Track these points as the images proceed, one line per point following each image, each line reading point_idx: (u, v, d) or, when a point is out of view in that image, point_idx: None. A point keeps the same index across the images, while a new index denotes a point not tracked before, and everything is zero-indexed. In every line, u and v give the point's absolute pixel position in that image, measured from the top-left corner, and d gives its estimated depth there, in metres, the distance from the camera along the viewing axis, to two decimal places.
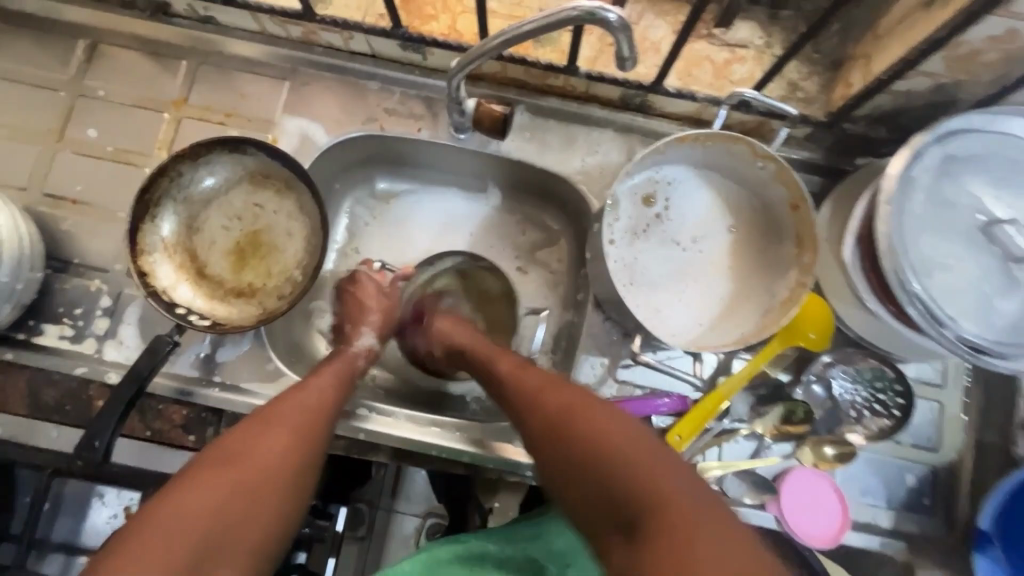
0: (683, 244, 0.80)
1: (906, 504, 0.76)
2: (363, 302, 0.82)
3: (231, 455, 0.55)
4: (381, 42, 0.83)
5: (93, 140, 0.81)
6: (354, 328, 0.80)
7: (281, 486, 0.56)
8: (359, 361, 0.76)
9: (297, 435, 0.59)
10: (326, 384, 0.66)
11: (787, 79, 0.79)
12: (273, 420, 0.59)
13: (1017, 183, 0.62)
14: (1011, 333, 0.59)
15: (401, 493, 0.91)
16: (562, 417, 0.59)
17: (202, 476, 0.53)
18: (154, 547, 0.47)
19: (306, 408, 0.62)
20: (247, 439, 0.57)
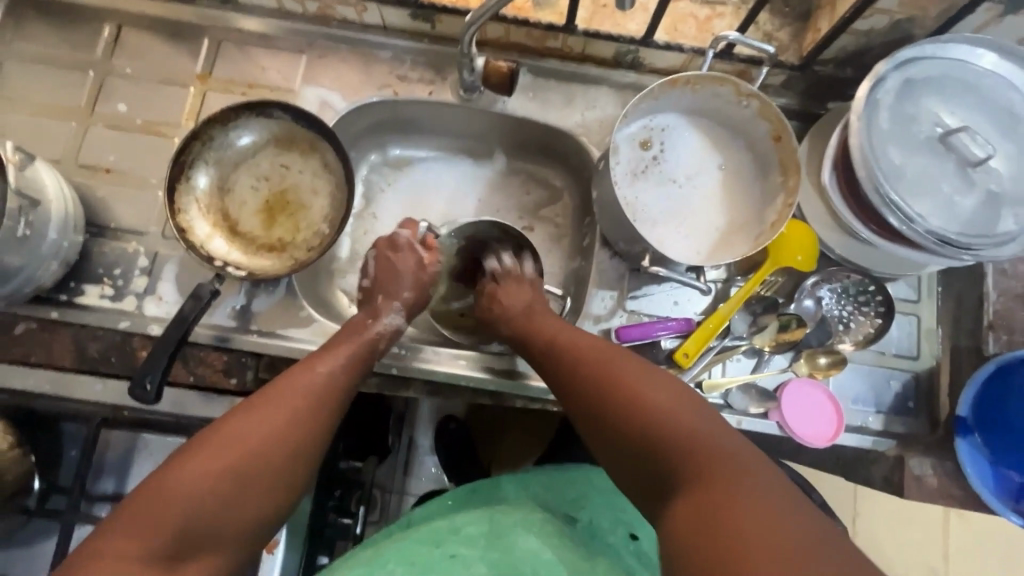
0: (679, 183, 0.84)
1: (894, 408, 0.81)
2: (397, 270, 0.83)
3: (236, 436, 0.60)
4: (394, 13, 0.86)
5: (124, 114, 0.87)
6: (386, 301, 0.81)
7: (275, 470, 0.60)
8: (381, 342, 0.77)
9: (299, 419, 0.64)
10: (336, 367, 0.70)
11: (762, 30, 0.83)
12: (276, 401, 0.64)
13: (967, 101, 0.68)
14: (975, 226, 0.65)
15: (411, 474, 1.16)
16: (607, 399, 0.62)
17: (200, 456, 0.57)
18: (146, 522, 0.52)
19: (312, 392, 0.66)
20: (252, 420, 0.62)
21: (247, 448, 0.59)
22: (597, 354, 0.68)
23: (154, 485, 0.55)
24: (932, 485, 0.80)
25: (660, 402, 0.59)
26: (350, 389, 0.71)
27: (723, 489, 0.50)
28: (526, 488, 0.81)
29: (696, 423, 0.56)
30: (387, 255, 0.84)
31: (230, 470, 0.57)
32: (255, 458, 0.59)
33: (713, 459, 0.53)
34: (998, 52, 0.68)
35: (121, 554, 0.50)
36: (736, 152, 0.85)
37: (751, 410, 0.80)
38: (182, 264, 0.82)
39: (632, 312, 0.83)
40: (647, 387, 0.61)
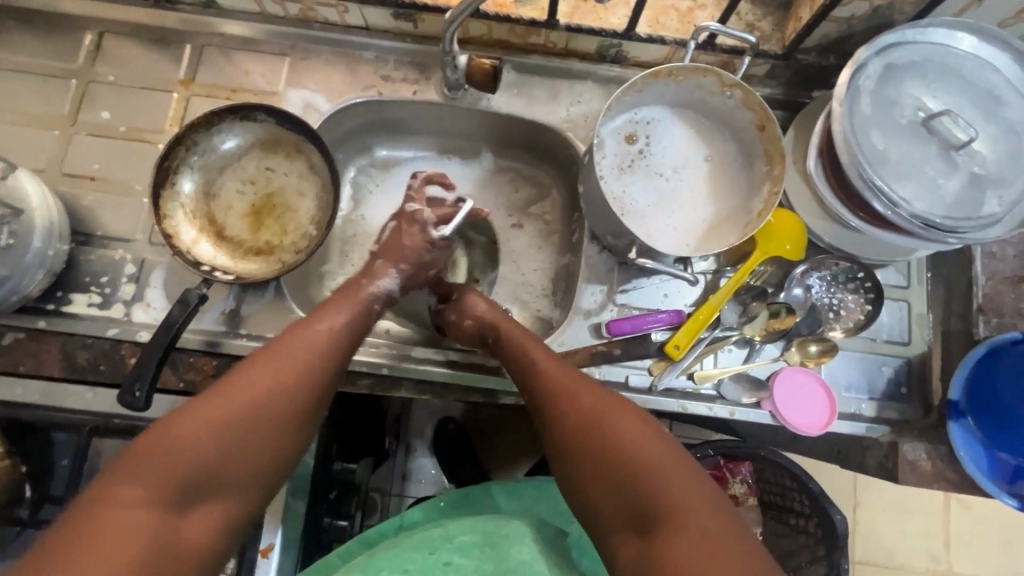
0: (666, 175, 0.84)
1: (886, 394, 0.81)
2: (402, 241, 0.82)
3: (235, 391, 0.62)
4: (375, 13, 0.86)
5: (108, 121, 0.87)
6: (384, 264, 0.81)
7: (277, 422, 0.63)
8: (375, 304, 0.79)
9: (297, 374, 0.66)
10: (335, 326, 0.72)
11: (743, 20, 0.83)
12: (277, 359, 0.66)
13: (949, 84, 0.68)
14: (960, 208, 0.64)
15: (410, 477, 1.18)
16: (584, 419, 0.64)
17: (203, 408, 0.60)
18: (152, 470, 0.56)
19: (312, 349, 0.69)
20: (251, 373, 0.64)
21: (250, 401, 0.62)
22: (571, 380, 0.68)
23: (158, 434, 0.58)
24: (927, 469, 0.78)
25: (629, 436, 0.61)
26: (349, 347, 0.73)
27: (680, 531, 0.55)
28: (518, 499, 0.83)
29: (661, 460, 0.60)
30: (403, 228, 0.83)
31: (234, 422, 0.60)
32: (257, 411, 0.62)
33: (675, 501, 0.56)
34: (977, 35, 0.68)
35: (130, 498, 0.53)
36: (722, 143, 0.85)
37: (744, 400, 0.80)
38: (170, 270, 0.82)
39: (622, 305, 0.83)
40: (618, 420, 0.63)
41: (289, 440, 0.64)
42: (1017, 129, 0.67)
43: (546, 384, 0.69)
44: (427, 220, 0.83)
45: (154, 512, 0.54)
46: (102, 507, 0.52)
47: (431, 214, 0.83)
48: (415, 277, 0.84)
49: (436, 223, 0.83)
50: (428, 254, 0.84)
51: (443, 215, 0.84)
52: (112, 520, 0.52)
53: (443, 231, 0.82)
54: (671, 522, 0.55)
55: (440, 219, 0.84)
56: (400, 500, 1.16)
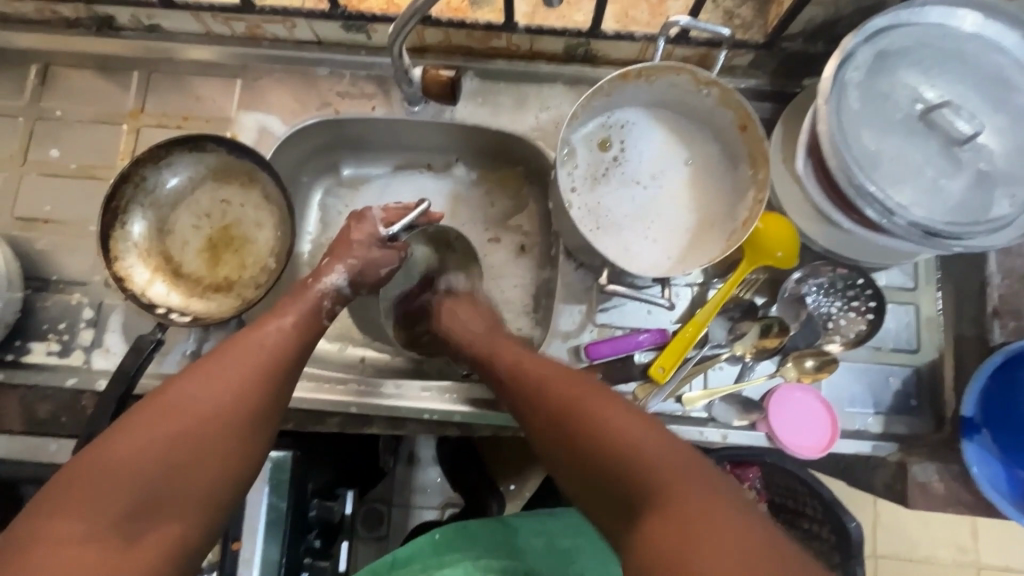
0: (643, 182, 0.78)
1: (894, 407, 0.75)
2: (350, 237, 0.75)
3: (173, 400, 0.54)
4: (325, 26, 0.81)
5: (57, 159, 0.83)
6: (330, 260, 0.73)
7: (227, 431, 0.55)
8: (325, 302, 0.71)
9: (244, 377, 0.58)
10: (285, 324, 0.65)
11: (722, 8, 0.75)
12: (223, 360, 0.59)
13: (951, 70, 0.61)
14: (963, 212, 0.58)
15: (416, 489, 1.10)
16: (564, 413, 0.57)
17: (140, 424, 0.52)
18: (84, 492, 0.49)
19: (264, 349, 0.61)
20: (193, 380, 0.56)
21: (196, 410, 0.54)
22: (561, 380, 0.61)
23: (90, 459, 0.50)
24: (939, 492, 0.73)
25: (614, 420, 0.54)
26: (305, 341, 0.66)
27: (676, 513, 0.47)
28: (520, 535, 0.75)
29: (658, 446, 0.52)
30: (352, 225, 0.76)
31: (180, 435, 0.53)
32: (204, 421, 0.54)
33: (672, 478, 0.49)
34: (982, 12, 0.61)
35: (70, 532, 0.47)
36: (701, 144, 0.79)
37: (735, 422, 0.74)
38: (127, 313, 0.79)
39: (603, 325, 0.77)
40: (601, 406, 0.56)
41: (247, 451, 0.56)
42: None
43: (534, 378, 0.63)
44: (375, 217, 0.76)
45: (100, 548, 0.47)
46: (40, 542, 0.46)
47: (379, 213, 0.77)
48: (367, 274, 0.75)
49: (385, 221, 0.76)
50: (380, 252, 0.75)
51: (395, 214, 0.77)
52: (50, 563, 0.45)
53: (392, 231, 0.75)
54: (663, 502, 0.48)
55: (390, 218, 0.77)
56: (405, 513, 1.08)
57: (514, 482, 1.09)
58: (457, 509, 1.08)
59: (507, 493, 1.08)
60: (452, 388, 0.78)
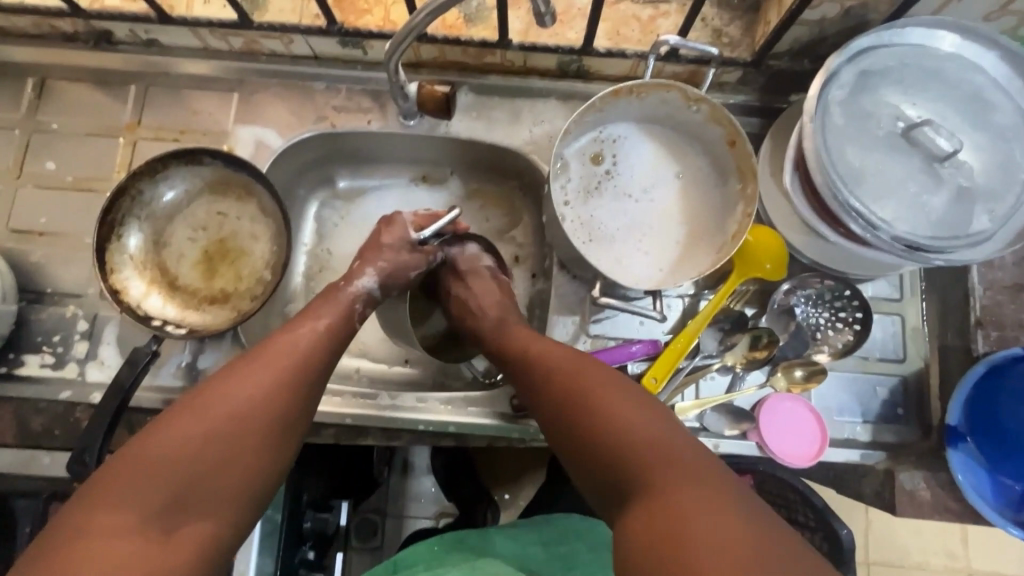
0: (635, 196, 0.80)
1: (882, 416, 0.76)
2: (381, 241, 0.76)
3: (211, 400, 0.55)
4: (321, 41, 0.82)
5: (53, 172, 0.83)
6: (360, 265, 0.74)
7: (257, 433, 0.55)
8: (357, 305, 0.71)
9: (280, 377, 0.59)
10: (317, 328, 0.65)
11: (710, 26, 0.77)
12: (258, 362, 0.59)
13: (931, 89, 0.63)
14: (946, 228, 0.60)
15: (411, 498, 1.10)
16: (568, 394, 0.58)
17: (183, 420, 0.53)
18: (129, 488, 0.49)
19: (294, 351, 0.62)
20: (230, 379, 0.57)
21: (229, 410, 0.55)
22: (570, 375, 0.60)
23: (134, 452, 0.51)
24: (926, 499, 0.75)
25: (617, 404, 0.54)
26: (334, 346, 0.66)
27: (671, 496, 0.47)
28: (519, 540, 0.76)
29: (659, 433, 0.52)
30: (381, 230, 0.77)
31: (214, 432, 0.53)
32: (241, 420, 0.55)
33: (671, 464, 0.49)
34: (960, 33, 0.63)
35: (114, 527, 0.47)
36: (690, 158, 0.80)
37: (726, 432, 0.75)
38: (123, 325, 0.79)
39: (596, 336, 0.78)
40: (602, 388, 0.56)
41: (276, 455, 0.57)
42: (1008, 136, 0.61)
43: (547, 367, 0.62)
44: (406, 220, 0.78)
45: (138, 540, 0.47)
46: (85, 535, 0.46)
47: (409, 217, 0.78)
48: (397, 276, 0.76)
49: (417, 226, 0.78)
50: (410, 255, 0.77)
51: (424, 218, 0.79)
52: (91, 553, 0.45)
53: (423, 235, 0.77)
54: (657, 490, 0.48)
55: (420, 222, 0.78)
56: (400, 523, 1.08)
57: (508, 491, 1.10)
58: (451, 518, 1.08)
59: (501, 501, 1.08)
60: (446, 398, 0.79)
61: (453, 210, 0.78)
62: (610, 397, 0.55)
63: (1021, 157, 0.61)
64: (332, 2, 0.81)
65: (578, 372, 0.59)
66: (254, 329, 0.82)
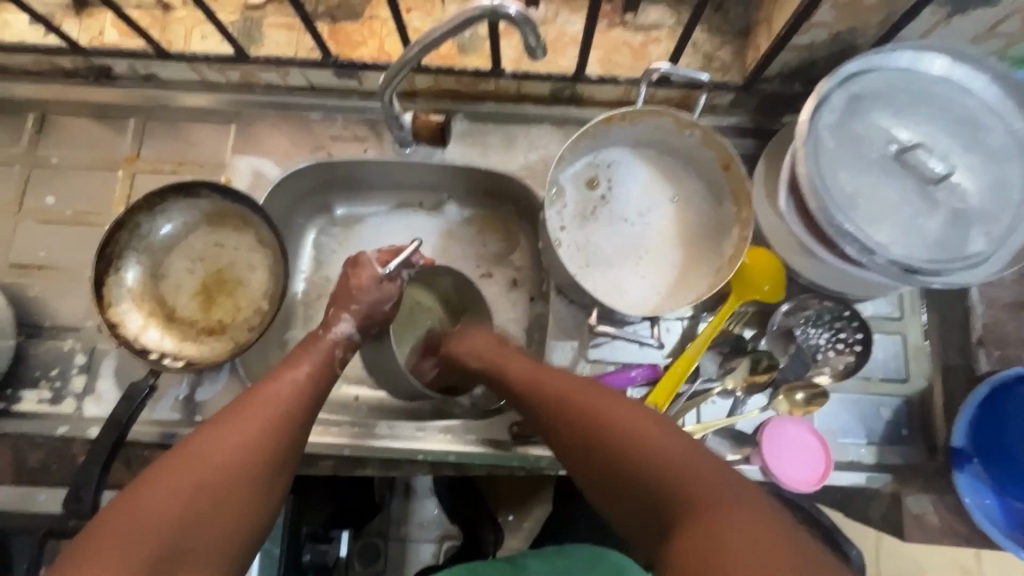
0: (631, 220, 0.80)
1: (886, 437, 0.75)
2: (350, 284, 0.74)
3: (196, 454, 0.54)
4: (317, 73, 0.83)
5: (52, 207, 0.84)
6: (335, 311, 0.73)
7: (247, 482, 0.54)
8: (337, 351, 0.71)
9: (265, 428, 0.58)
10: (299, 375, 0.65)
11: (700, 51, 0.78)
12: (243, 413, 0.58)
13: (923, 111, 0.63)
14: (944, 250, 0.60)
15: (414, 522, 1.07)
16: (585, 423, 0.55)
17: (169, 475, 0.52)
18: (111, 544, 0.47)
19: (280, 398, 0.61)
20: (216, 431, 0.56)
21: (215, 464, 0.54)
22: (588, 405, 0.56)
23: (118, 509, 0.49)
24: (934, 523, 0.74)
25: (637, 431, 0.51)
26: (317, 393, 0.66)
27: (703, 520, 0.43)
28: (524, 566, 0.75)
29: (684, 455, 0.48)
30: (349, 272, 0.76)
31: (203, 485, 0.52)
32: (228, 472, 0.54)
33: (702, 485, 0.46)
34: (948, 56, 0.63)
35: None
36: (685, 182, 0.81)
37: (729, 456, 0.74)
38: (120, 358, 0.79)
39: (595, 360, 0.78)
40: (621, 412, 0.54)
41: (261, 503, 0.55)
42: (1002, 157, 0.61)
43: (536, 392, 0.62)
44: (371, 259, 0.75)
45: None
46: None
47: (373, 254, 0.76)
48: (374, 316, 0.75)
49: (382, 261, 0.76)
50: (380, 291, 0.75)
51: (388, 253, 0.77)
52: None
53: (390, 269, 0.75)
54: (689, 513, 0.45)
55: (385, 258, 0.76)
56: (404, 547, 1.07)
57: (513, 513, 1.08)
58: (456, 542, 1.06)
59: (506, 523, 1.04)
60: (444, 426, 0.78)
61: (413, 243, 0.76)
62: (626, 418, 0.53)
63: (1014, 177, 0.61)
64: (327, 34, 0.82)
65: (589, 399, 0.57)
66: (251, 359, 0.82)
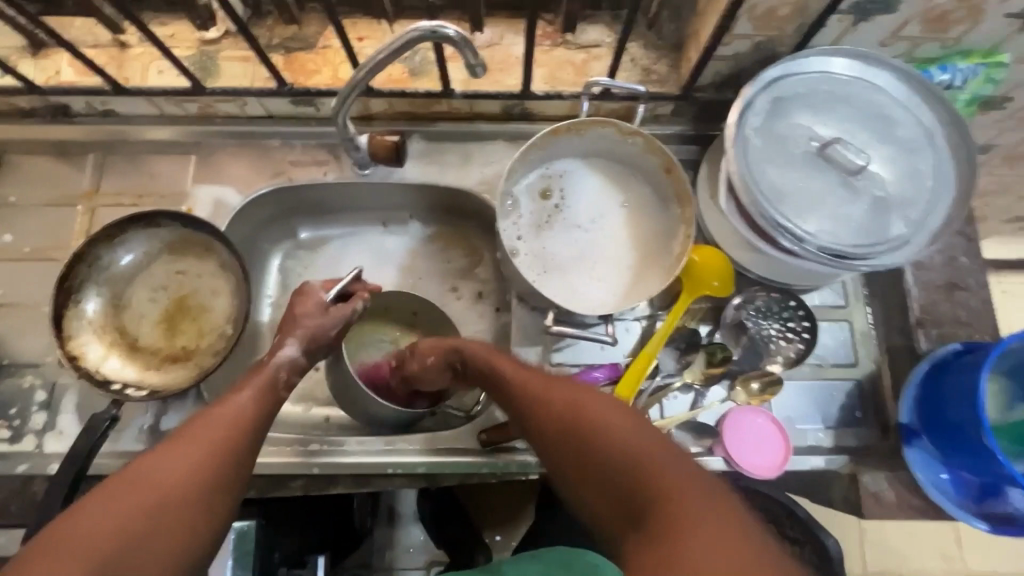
0: (584, 226, 0.83)
1: (842, 421, 0.79)
2: (295, 312, 0.74)
3: (139, 479, 0.53)
4: (274, 102, 0.85)
5: (10, 245, 0.84)
6: (280, 337, 0.73)
7: (187, 506, 0.54)
8: (283, 373, 0.70)
9: (211, 451, 0.58)
10: (246, 398, 0.64)
11: (638, 65, 0.83)
12: (186, 438, 0.58)
13: (841, 110, 0.68)
14: (867, 235, 0.64)
15: (399, 549, 1.06)
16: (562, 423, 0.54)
17: (110, 499, 0.51)
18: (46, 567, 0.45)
19: (226, 425, 0.61)
20: (160, 456, 0.56)
21: (156, 487, 0.53)
22: (564, 402, 0.55)
23: (55, 532, 0.48)
24: (892, 499, 0.76)
25: (610, 429, 0.50)
26: (264, 416, 0.65)
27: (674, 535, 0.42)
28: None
29: (657, 455, 0.48)
30: (296, 299, 0.76)
31: (145, 509, 0.51)
32: (170, 495, 0.53)
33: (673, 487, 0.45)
34: (857, 59, 0.69)
35: None
36: (634, 187, 0.85)
37: (692, 449, 0.77)
38: (82, 391, 0.78)
39: (559, 364, 0.79)
40: (597, 409, 0.53)
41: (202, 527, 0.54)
42: (913, 148, 0.67)
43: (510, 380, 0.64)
44: (314, 287, 0.77)
45: None
46: None
47: (316, 282, 0.78)
48: (319, 340, 0.74)
49: (325, 288, 0.77)
50: (326, 316, 0.75)
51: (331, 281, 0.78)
52: None
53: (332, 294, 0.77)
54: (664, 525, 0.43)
55: (329, 284, 0.78)
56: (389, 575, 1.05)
57: (500, 533, 1.08)
58: (443, 566, 1.05)
59: (493, 544, 1.07)
60: (415, 438, 0.79)
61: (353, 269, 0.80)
62: (600, 415, 0.52)
63: (925, 167, 0.66)
64: (283, 64, 0.85)
65: (567, 394, 0.56)
66: (217, 385, 0.82)
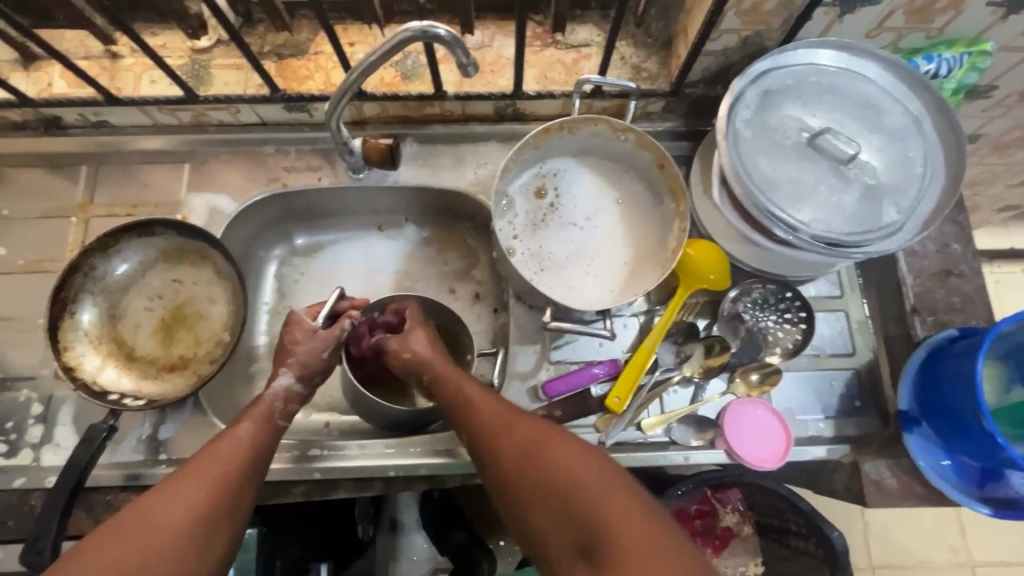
0: (579, 224, 0.83)
1: (842, 410, 0.79)
2: (287, 341, 0.73)
3: (143, 525, 0.53)
4: (267, 108, 0.85)
5: (4, 257, 0.83)
6: (275, 369, 0.72)
7: (191, 551, 0.54)
8: (279, 405, 0.69)
9: (213, 494, 0.57)
10: (248, 432, 0.64)
11: (628, 63, 0.84)
12: (189, 478, 0.57)
13: (829, 100, 0.69)
14: (861, 223, 0.64)
15: (403, 556, 1.07)
16: (520, 460, 0.57)
17: (113, 549, 0.51)
18: None
19: (227, 461, 0.60)
20: (162, 499, 0.55)
21: (160, 533, 0.53)
22: (523, 440, 0.58)
23: None
24: (893, 486, 0.76)
25: (568, 470, 0.54)
26: (266, 449, 0.64)
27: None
28: None
29: (611, 501, 0.51)
30: (287, 329, 0.74)
31: (150, 557, 0.52)
32: (175, 542, 0.53)
33: (627, 535, 0.48)
34: (843, 50, 0.70)
35: None
36: (628, 184, 0.85)
37: (694, 442, 0.76)
38: (78, 403, 0.77)
39: (558, 362, 0.80)
40: (556, 453, 0.55)
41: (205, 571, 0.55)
42: (901, 135, 0.67)
43: (480, 433, 0.62)
44: (302, 314, 0.75)
45: None
46: None
47: (302, 310, 0.76)
48: (313, 365, 0.73)
49: (311, 314, 0.76)
50: (317, 340, 0.73)
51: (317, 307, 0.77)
52: None
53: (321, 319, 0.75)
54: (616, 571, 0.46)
55: (315, 311, 0.77)
56: None
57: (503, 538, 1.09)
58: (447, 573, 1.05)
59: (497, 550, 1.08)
60: (414, 440, 0.78)
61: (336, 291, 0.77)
62: (562, 458, 0.55)
63: (914, 154, 0.67)
64: (275, 71, 0.85)
65: (525, 432, 0.59)
66: (215, 393, 0.81)
